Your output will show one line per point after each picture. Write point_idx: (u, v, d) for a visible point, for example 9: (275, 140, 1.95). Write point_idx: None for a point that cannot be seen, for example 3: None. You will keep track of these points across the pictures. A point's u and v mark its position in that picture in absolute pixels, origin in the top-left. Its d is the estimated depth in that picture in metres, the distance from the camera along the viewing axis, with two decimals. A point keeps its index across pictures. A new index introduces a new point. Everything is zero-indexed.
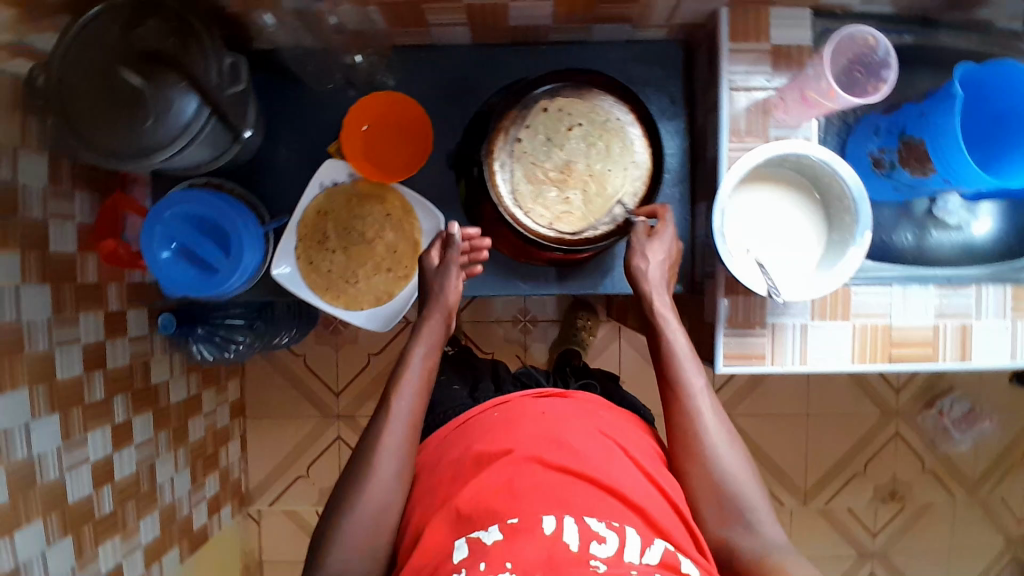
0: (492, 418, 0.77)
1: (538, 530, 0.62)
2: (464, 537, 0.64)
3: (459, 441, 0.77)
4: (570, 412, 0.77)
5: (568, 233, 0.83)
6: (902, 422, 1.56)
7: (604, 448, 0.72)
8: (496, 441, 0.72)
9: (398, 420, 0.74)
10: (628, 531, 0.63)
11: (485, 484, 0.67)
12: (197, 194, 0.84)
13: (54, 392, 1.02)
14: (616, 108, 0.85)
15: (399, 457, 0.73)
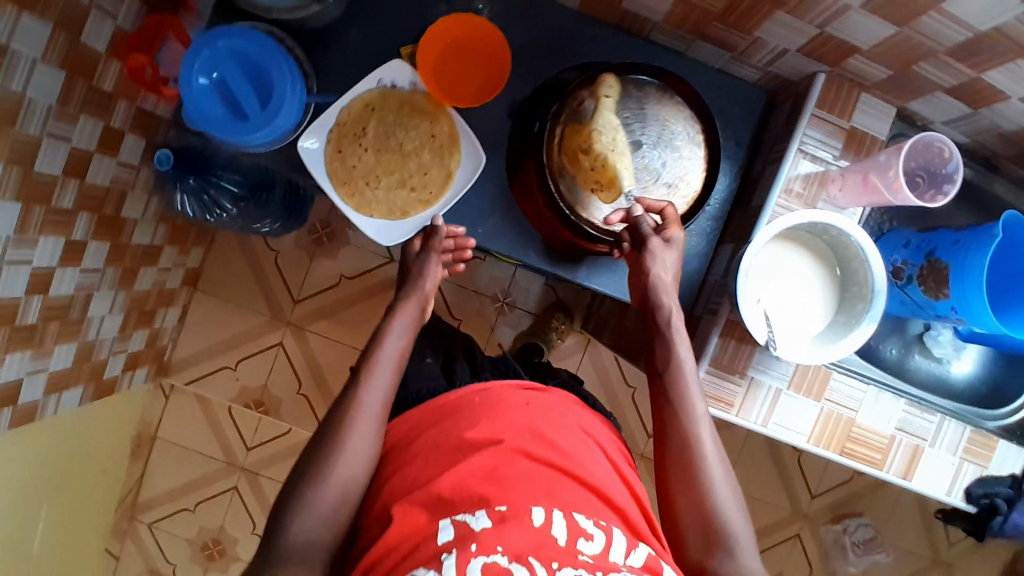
0: (472, 401, 0.81)
1: (527, 520, 0.65)
2: (448, 519, 0.66)
3: (443, 421, 0.79)
4: (552, 409, 0.82)
5: (599, 221, 0.84)
6: (805, 525, 1.58)
7: (584, 453, 0.77)
8: (480, 427, 0.76)
9: (372, 390, 0.77)
10: (612, 531, 0.68)
11: (472, 467, 0.70)
12: (255, 35, 0.80)
13: (26, 182, 0.94)
14: (691, 123, 0.84)
15: (373, 424, 0.76)
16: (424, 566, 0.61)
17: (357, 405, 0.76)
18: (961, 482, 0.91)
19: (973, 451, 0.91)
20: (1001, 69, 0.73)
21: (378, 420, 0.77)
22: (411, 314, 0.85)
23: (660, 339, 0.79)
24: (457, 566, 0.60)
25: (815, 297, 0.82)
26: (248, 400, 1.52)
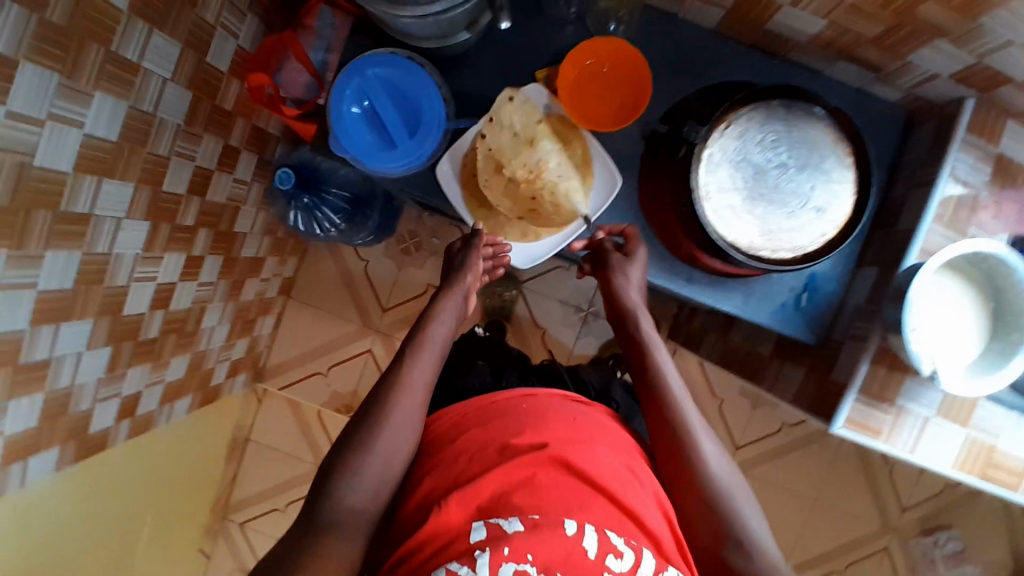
0: (521, 408, 0.80)
1: (561, 530, 0.64)
2: (482, 521, 0.66)
3: (483, 423, 0.78)
4: (597, 424, 0.80)
5: (744, 246, 0.81)
6: (893, 538, 1.58)
7: (630, 470, 0.75)
8: (524, 432, 0.75)
9: (421, 368, 0.78)
10: (643, 552, 0.66)
11: (508, 475, 0.70)
12: (403, 62, 0.81)
13: (154, 202, 0.96)
14: (840, 147, 0.82)
15: (419, 406, 0.75)
16: (456, 561, 0.62)
17: (403, 381, 0.76)
18: None
19: None
20: None
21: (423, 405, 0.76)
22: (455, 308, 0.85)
23: (654, 359, 0.84)
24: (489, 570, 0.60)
25: (971, 329, 0.80)
26: (338, 406, 1.55)
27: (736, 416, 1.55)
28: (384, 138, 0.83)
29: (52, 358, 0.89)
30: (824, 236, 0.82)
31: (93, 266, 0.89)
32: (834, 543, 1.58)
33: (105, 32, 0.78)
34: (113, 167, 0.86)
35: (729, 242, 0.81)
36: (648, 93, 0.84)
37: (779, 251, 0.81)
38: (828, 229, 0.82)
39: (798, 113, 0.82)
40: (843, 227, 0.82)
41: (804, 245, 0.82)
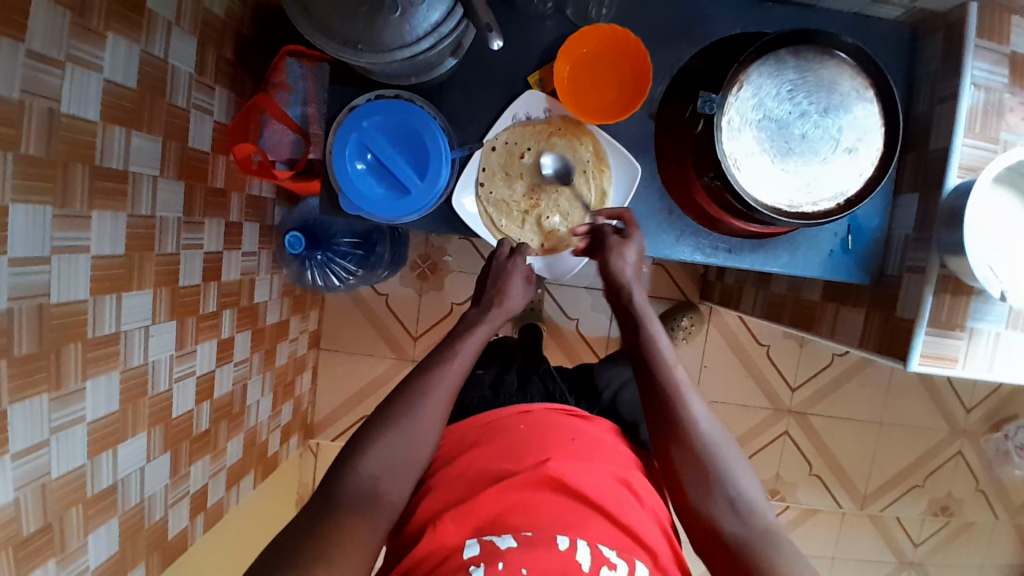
0: (520, 429, 0.78)
1: (553, 546, 0.64)
2: (476, 538, 0.65)
3: (484, 443, 0.77)
4: (598, 441, 0.79)
5: (785, 206, 0.78)
6: (966, 442, 1.59)
7: (627, 484, 0.74)
8: (524, 451, 0.74)
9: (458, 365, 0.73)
10: (637, 565, 0.66)
11: (502, 497, 0.68)
12: (394, 103, 0.78)
13: (175, 298, 0.95)
14: (858, 80, 0.79)
15: (444, 407, 0.70)
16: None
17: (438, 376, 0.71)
18: None
19: None
20: None
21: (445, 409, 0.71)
22: (493, 322, 0.78)
23: (650, 332, 0.75)
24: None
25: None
26: None
27: (785, 359, 1.54)
28: (394, 186, 0.80)
29: (118, 482, 0.87)
30: (862, 176, 0.79)
31: (133, 380, 0.88)
32: (909, 458, 1.58)
33: (86, 151, 0.73)
34: (128, 280, 0.83)
35: (767, 203, 0.78)
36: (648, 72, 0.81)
37: (820, 201, 0.79)
38: (864, 167, 0.80)
39: (808, 57, 0.78)
40: (878, 163, 0.80)
41: (842, 189, 0.79)
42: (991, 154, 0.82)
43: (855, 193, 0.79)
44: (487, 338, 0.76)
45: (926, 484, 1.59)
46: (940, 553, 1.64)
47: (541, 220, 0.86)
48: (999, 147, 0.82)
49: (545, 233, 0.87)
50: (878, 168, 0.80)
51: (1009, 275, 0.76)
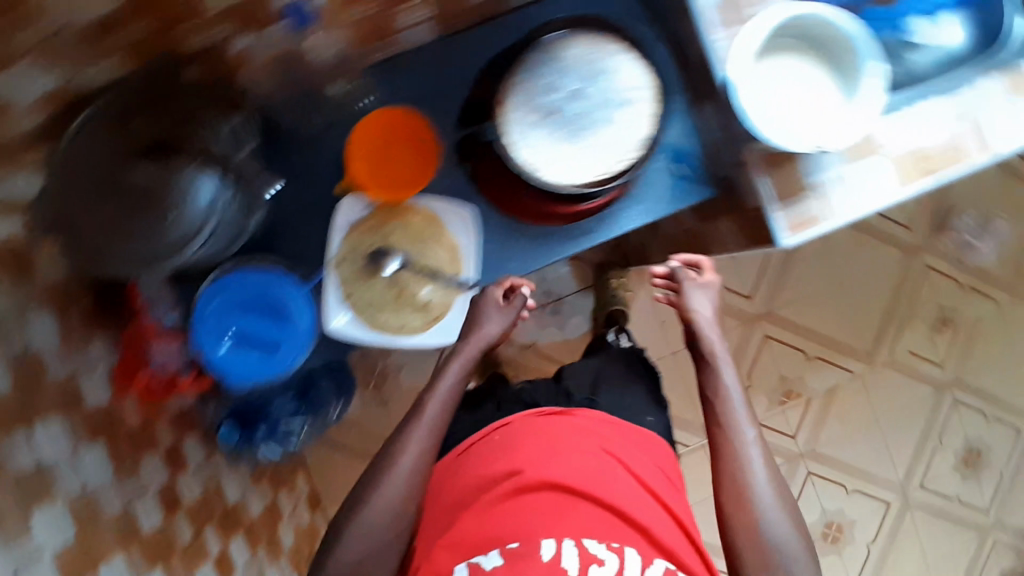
0: (493, 442, 0.86)
1: (538, 556, 0.71)
2: (464, 563, 0.73)
3: (473, 460, 0.85)
4: (581, 428, 0.86)
5: (601, 173, 0.83)
6: (927, 255, 1.58)
7: (611, 471, 0.81)
8: (507, 463, 0.81)
9: (433, 407, 0.79)
10: (627, 550, 0.73)
11: (490, 515, 0.76)
12: (231, 277, 0.82)
13: (146, 548, 0.96)
14: (602, 42, 0.85)
15: (427, 442, 0.77)
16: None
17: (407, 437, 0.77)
18: None
19: None
20: None
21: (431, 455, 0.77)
22: (464, 358, 0.83)
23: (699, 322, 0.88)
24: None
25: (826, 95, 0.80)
26: None
27: (727, 275, 1.57)
28: (265, 347, 0.84)
29: None
30: (651, 115, 0.84)
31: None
32: (886, 298, 1.58)
33: None
34: (87, 562, 0.83)
35: (583, 182, 0.83)
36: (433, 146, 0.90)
37: (628, 155, 0.84)
38: (649, 106, 0.84)
39: (550, 48, 0.84)
40: (658, 97, 0.85)
41: (642, 134, 0.84)
42: None
43: (654, 131, 0.84)
44: (463, 367, 0.82)
45: (916, 310, 1.59)
46: (967, 361, 1.64)
47: (412, 300, 0.89)
48: None
49: (422, 308, 0.90)
50: (661, 101, 0.85)
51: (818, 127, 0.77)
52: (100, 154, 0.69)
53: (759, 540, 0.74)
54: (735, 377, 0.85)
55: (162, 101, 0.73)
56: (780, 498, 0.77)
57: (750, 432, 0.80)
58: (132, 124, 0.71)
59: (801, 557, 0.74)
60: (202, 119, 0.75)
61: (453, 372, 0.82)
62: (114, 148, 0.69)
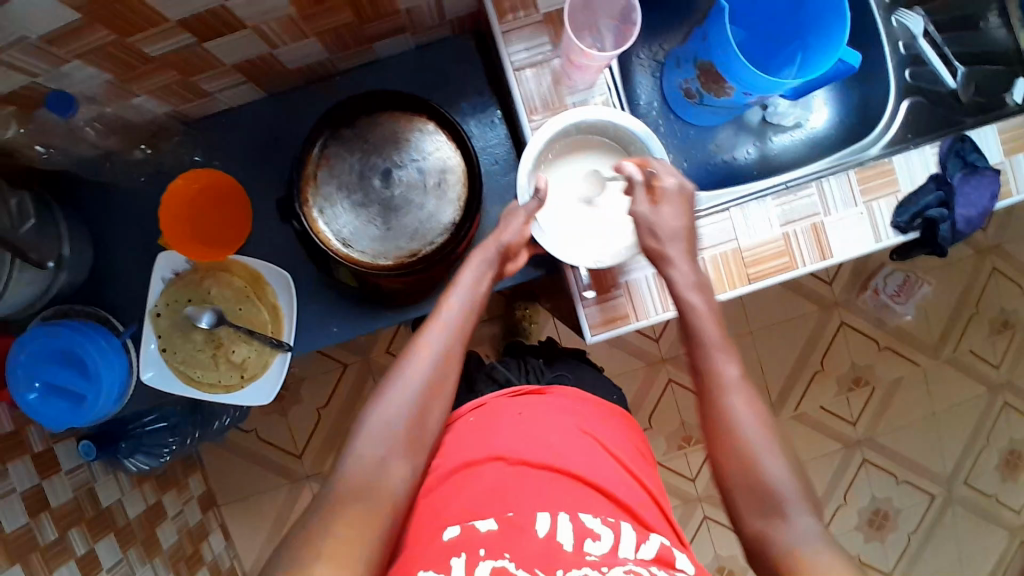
0: (468, 422, 0.82)
1: (531, 530, 0.66)
2: (458, 523, 0.68)
3: (448, 442, 0.81)
4: (548, 411, 0.83)
5: (407, 255, 0.86)
6: (844, 310, 1.52)
7: (584, 451, 0.79)
8: (483, 446, 0.78)
9: (442, 330, 0.74)
10: (623, 526, 0.70)
11: (484, 486, 0.73)
12: (38, 329, 0.85)
13: (9, 546, 1.00)
14: (413, 122, 0.88)
15: (419, 385, 0.71)
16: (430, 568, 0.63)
17: (422, 344, 0.74)
18: (884, 222, 0.88)
19: (872, 190, 0.88)
20: None
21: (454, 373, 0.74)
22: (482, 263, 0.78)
23: (689, 301, 0.75)
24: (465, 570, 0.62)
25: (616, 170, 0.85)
26: None
27: None
28: (74, 396, 0.87)
29: None
30: (455, 199, 0.86)
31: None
32: (798, 350, 1.52)
33: None
34: None
35: (390, 262, 0.86)
36: (246, 206, 0.90)
37: (434, 237, 0.86)
38: (455, 189, 0.87)
39: (360, 127, 0.88)
40: (465, 179, 0.87)
41: (446, 215, 0.86)
42: None
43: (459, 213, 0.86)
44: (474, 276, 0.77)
45: (827, 367, 1.53)
46: (881, 422, 1.57)
47: (229, 357, 0.91)
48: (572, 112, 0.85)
49: (238, 365, 0.92)
50: (468, 183, 0.87)
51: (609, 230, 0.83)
52: None
53: (750, 478, 0.66)
54: (685, 269, 0.76)
55: None
56: (772, 429, 0.69)
57: (749, 404, 0.69)
58: None
59: (800, 491, 0.64)
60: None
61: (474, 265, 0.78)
62: None
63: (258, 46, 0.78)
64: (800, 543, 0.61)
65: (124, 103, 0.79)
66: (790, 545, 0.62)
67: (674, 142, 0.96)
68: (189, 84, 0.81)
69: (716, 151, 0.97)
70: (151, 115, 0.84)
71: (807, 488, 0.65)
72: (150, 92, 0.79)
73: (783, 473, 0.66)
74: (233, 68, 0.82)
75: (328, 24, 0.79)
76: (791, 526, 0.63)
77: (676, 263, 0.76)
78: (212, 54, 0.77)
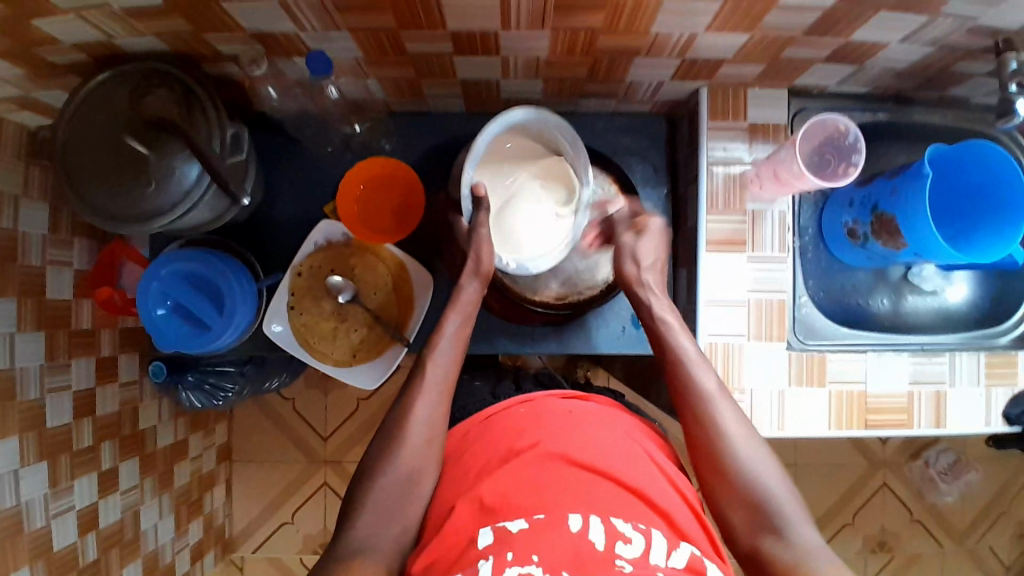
0: (517, 414, 0.73)
1: (564, 527, 0.58)
2: (489, 526, 0.60)
3: (480, 439, 0.72)
4: (596, 415, 0.74)
5: (553, 298, 0.94)
6: (888, 472, 1.53)
7: (630, 453, 0.68)
8: (520, 436, 0.69)
9: (436, 367, 0.74)
10: (654, 533, 0.60)
11: (511, 478, 0.64)
12: (207, 257, 0.88)
13: (43, 441, 0.98)
14: (600, 180, 0.94)
15: (439, 419, 0.72)
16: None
17: (422, 387, 0.73)
18: (997, 408, 0.91)
19: (995, 376, 0.91)
20: (867, 29, 0.70)
21: (447, 404, 0.74)
22: (461, 311, 0.79)
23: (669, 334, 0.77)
24: None
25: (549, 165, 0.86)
26: (315, 547, 1.56)
27: None
28: (198, 324, 0.88)
29: None
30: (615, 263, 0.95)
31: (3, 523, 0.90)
32: (834, 497, 1.52)
33: None
34: None
35: (536, 298, 0.94)
36: (423, 205, 0.92)
37: (583, 290, 0.95)
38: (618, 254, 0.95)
39: None
40: None
41: (601, 275, 0.95)
42: (741, 224, 0.88)
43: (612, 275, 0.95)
44: (455, 325, 0.78)
45: (857, 522, 1.52)
46: None
47: (347, 334, 0.94)
48: (748, 218, 0.88)
49: (352, 345, 0.94)
50: None
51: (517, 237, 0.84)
52: (114, 114, 0.78)
53: (751, 494, 0.66)
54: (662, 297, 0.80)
55: (180, 82, 0.78)
56: (759, 440, 0.70)
57: (737, 419, 0.70)
58: (147, 95, 0.78)
59: (799, 505, 0.66)
60: (210, 108, 0.79)
61: (462, 309, 0.78)
62: (124, 112, 0.77)
63: (494, 71, 0.83)
64: (809, 556, 0.62)
65: (354, 81, 0.84)
66: (801, 560, 0.62)
67: (816, 270, 0.99)
68: (414, 85, 0.86)
69: (851, 291, 0.99)
70: (366, 96, 0.89)
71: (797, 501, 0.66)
72: (379, 78, 0.83)
73: (783, 488, 0.66)
74: (457, 84, 0.86)
75: (562, 73, 0.83)
76: (793, 545, 0.63)
77: (656, 291, 0.81)
78: (453, 65, 0.80)
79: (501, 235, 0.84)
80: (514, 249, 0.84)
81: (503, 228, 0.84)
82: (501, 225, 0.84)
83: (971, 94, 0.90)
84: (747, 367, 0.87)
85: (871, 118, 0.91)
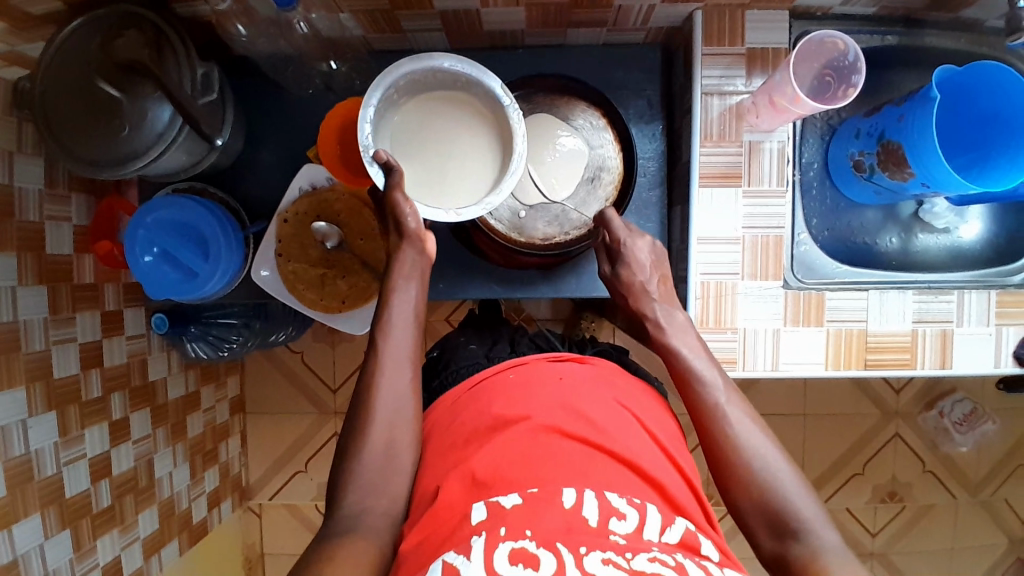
0: (507, 379, 0.73)
1: (557, 502, 0.56)
2: (482, 500, 0.58)
3: (472, 404, 0.71)
4: (587, 382, 0.72)
5: (539, 239, 0.90)
6: (901, 423, 1.49)
7: (621, 426, 0.66)
8: (510, 406, 0.67)
9: (399, 333, 0.71)
10: (649, 508, 0.58)
11: (505, 452, 0.62)
12: (189, 203, 0.88)
13: (50, 392, 1.00)
14: (587, 113, 0.92)
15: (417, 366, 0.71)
16: (454, 551, 0.54)
17: (387, 352, 0.70)
18: (1007, 349, 0.86)
19: (1006, 315, 0.86)
20: None
21: (407, 371, 0.70)
22: (411, 277, 0.74)
23: (671, 340, 0.72)
24: (484, 553, 0.51)
25: (462, 105, 0.79)
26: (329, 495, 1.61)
27: None
28: (185, 269, 0.88)
29: (17, 557, 0.94)
30: (604, 200, 0.91)
31: (13, 471, 0.94)
32: (843, 448, 1.49)
33: None
34: None
35: (520, 240, 0.90)
36: None
37: (570, 230, 0.90)
38: (606, 191, 0.92)
39: (540, 98, 0.92)
40: (619, 186, 0.92)
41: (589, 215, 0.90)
42: (737, 157, 0.83)
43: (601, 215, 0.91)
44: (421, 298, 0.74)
45: (867, 472, 1.50)
46: (899, 542, 1.52)
47: (335, 281, 0.94)
48: (745, 150, 0.83)
49: (340, 291, 0.94)
50: (620, 189, 0.92)
51: (461, 191, 0.77)
52: (83, 57, 0.76)
53: (764, 497, 0.62)
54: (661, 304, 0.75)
55: (149, 22, 0.77)
56: (771, 441, 0.65)
57: (748, 422, 0.66)
58: (117, 37, 0.76)
59: (814, 504, 0.62)
60: (180, 48, 0.77)
61: (407, 273, 0.73)
62: (93, 55, 0.76)
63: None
64: (825, 554, 0.58)
65: (328, 15, 0.81)
66: (820, 561, 0.58)
67: (821, 209, 0.94)
68: (390, 18, 0.83)
69: (858, 230, 0.94)
70: (341, 32, 0.86)
71: (814, 502, 0.62)
72: (353, 12, 0.81)
73: (797, 488, 0.62)
74: (435, 15, 0.83)
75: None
76: (807, 543, 0.59)
77: (660, 301, 0.75)
78: None
79: (443, 190, 0.77)
80: (469, 197, 0.77)
81: (441, 182, 0.77)
82: (444, 184, 0.77)
83: (987, 15, 0.83)
84: (741, 307, 0.84)
85: (879, 42, 0.85)
